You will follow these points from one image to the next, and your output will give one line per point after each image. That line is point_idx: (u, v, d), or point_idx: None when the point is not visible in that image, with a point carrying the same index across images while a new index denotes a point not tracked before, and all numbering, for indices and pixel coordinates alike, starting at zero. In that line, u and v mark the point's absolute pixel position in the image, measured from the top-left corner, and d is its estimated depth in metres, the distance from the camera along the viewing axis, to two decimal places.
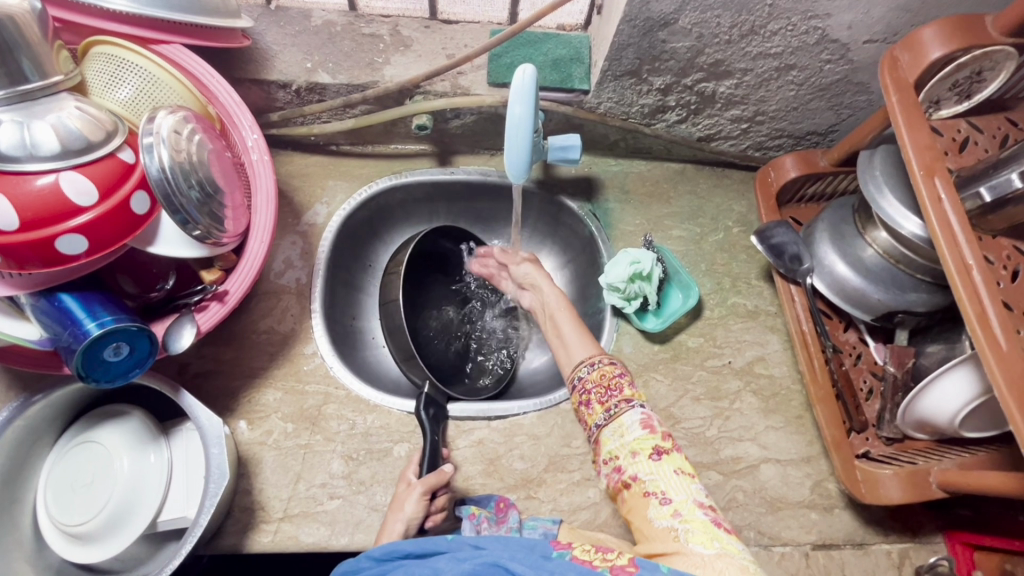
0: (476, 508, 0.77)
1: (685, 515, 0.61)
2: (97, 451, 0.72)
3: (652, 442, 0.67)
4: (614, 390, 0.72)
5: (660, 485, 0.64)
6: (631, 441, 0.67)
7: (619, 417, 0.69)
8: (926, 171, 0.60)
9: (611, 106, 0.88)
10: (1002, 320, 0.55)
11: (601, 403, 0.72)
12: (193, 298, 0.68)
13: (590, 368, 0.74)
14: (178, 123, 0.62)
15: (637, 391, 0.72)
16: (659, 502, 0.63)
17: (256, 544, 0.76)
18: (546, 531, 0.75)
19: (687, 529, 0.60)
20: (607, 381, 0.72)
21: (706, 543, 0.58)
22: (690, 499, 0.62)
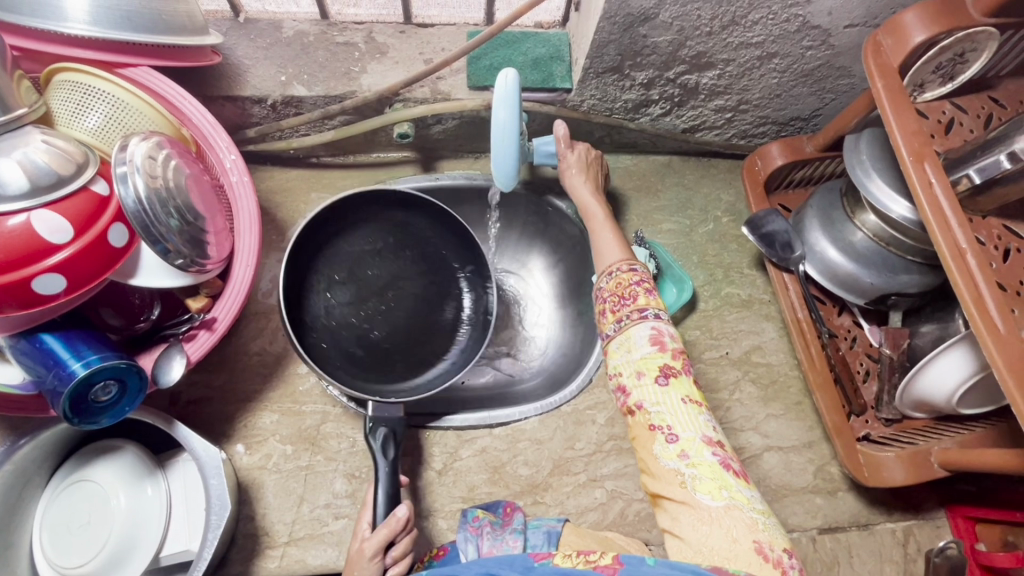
0: (482, 513, 0.73)
1: (692, 456, 0.58)
2: (92, 489, 0.70)
3: (661, 361, 0.63)
4: (628, 300, 0.67)
5: (666, 419, 0.60)
6: (637, 359, 0.64)
7: (628, 329, 0.65)
8: (915, 156, 0.60)
9: (594, 103, 0.87)
10: (998, 302, 0.56)
11: (613, 311, 0.68)
12: (181, 328, 0.66)
13: (608, 277, 0.70)
14: (152, 149, 0.60)
15: (653, 301, 0.67)
16: (665, 439, 0.59)
17: (262, 570, 0.75)
18: (550, 530, 0.71)
19: (694, 475, 0.57)
20: (623, 290, 0.68)
21: (715, 493, 0.56)
22: (698, 437, 0.59)
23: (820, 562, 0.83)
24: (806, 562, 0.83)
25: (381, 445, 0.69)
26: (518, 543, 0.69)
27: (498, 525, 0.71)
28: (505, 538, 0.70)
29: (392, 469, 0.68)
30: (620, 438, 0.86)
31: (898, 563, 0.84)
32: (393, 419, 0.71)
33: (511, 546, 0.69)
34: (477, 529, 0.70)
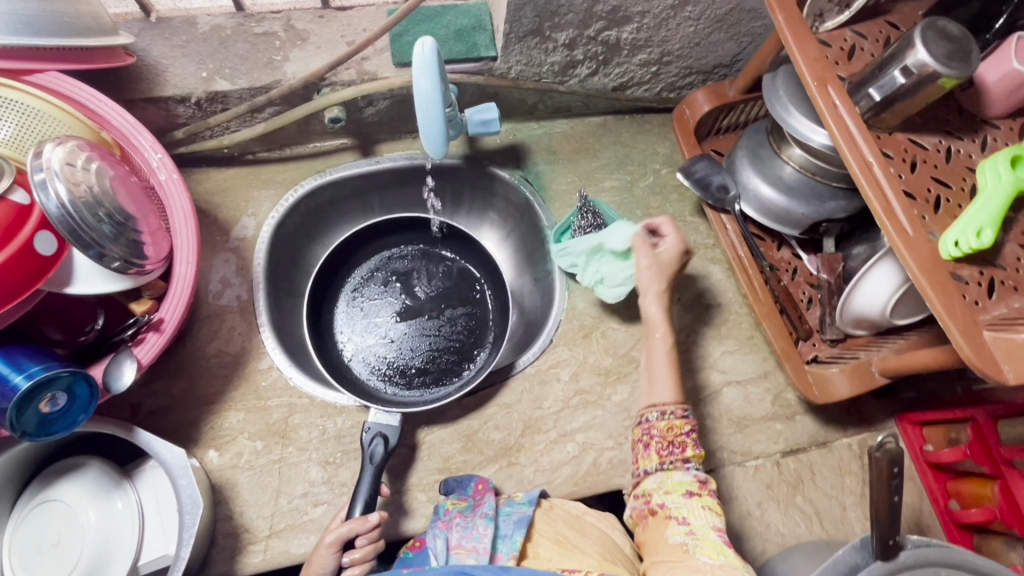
0: (452, 503, 0.78)
1: (699, 535, 0.67)
2: (58, 508, 0.69)
3: (688, 485, 0.71)
4: (676, 447, 0.74)
5: (683, 511, 0.69)
6: (670, 483, 0.72)
7: (671, 471, 0.73)
8: (819, 81, 0.63)
9: (522, 69, 0.88)
10: (905, 208, 0.60)
11: (660, 452, 0.74)
12: (128, 332, 0.65)
13: (659, 415, 0.76)
14: (70, 154, 0.58)
15: (698, 453, 0.74)
16: (677, 522, 0.68)
17: (247, 566, 0.76)
18: (521, 515, 0.75)
19: (697, 544, 0.66)
20: (672, 436, 0.75)
21: (713, 555, 0.64)
22: (708, 524, 0.68)
23: (785, 483, 0.88)
24: (772, 485, 0.88)
25: (370, 443, 0.78)
26: (487, 528, 0.72)
27: (468, 511, 0.75)
28: (475, 523, 0.73)
29: (376, 470, 0.76)
30: (585, 392, 0.88)
31: (857, 474, 0.89)
32: (387, 425, 0.79)
33: (481, 531, 0.72)
34: (447, 522, 0.74)
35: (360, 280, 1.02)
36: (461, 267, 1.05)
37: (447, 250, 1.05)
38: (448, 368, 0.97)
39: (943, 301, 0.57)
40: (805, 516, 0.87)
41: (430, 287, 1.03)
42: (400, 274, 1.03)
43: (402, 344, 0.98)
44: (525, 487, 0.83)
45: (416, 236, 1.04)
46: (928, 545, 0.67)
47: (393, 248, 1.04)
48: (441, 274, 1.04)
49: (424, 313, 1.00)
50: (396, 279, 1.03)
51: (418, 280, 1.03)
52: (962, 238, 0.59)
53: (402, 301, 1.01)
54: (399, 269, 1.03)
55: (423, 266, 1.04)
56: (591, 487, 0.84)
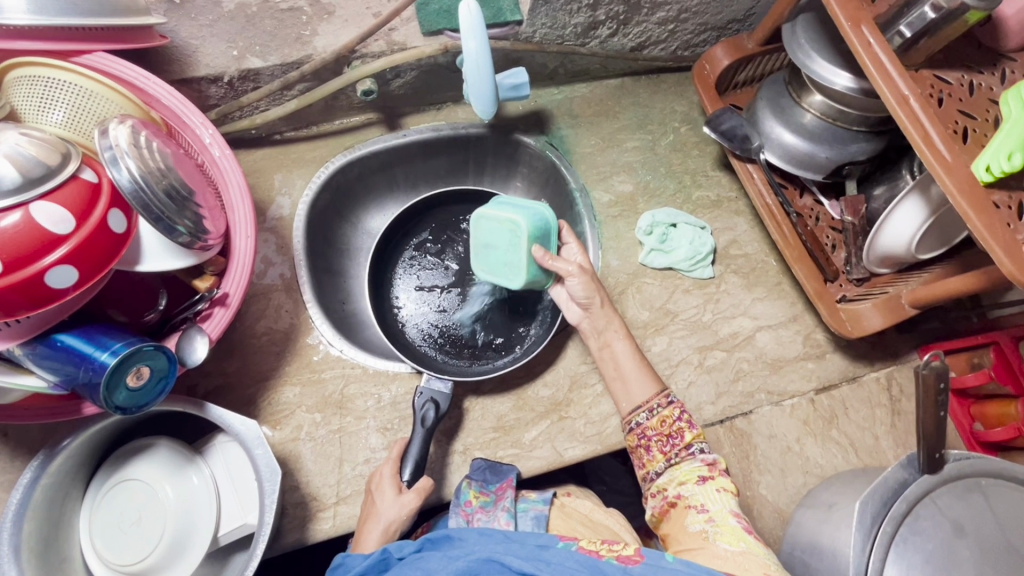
0: (474, 492, 0.78)
1: (718, 521, 0.69)
2: (135, 488, 0.70)
3: (699, 471, 0.74)
4: (676, 437, 0.77)
5: (699, 499, 0.71)
6: (680, 474, 0.74)
7: (679, 464, 0.75)
8: (852, 21, 0.66)
9: (546, 32, 0.89)
10: (942, 136, 0.63)
11: (662, 449, 0.77)
12: (195, 308, 0.66)
13: (649, 414, 0.78)
14: (132, 132, 0.59)
15: (696, 434, 0.77)
16: (696, 512, 0.70)
17: (319, 533, 0.78)
18: (538, 512, 0.80)
19: (716, 530, 0.68)
20: (668, 428, 0.77)
21: (733, 542, 0.66)
22: (725, 509, 0.70)
23: (820, 418, 0.92)
24: (809, 421, 0.92)
25: (423, 407, 0.79)
26: (509, 524, 0.75)
27: (490, 505, 0.77)
28: (496, 518, 0.76)
29: (427, 433, 0.78)
30: None
31: (886, 405, 0.94)
32: (439, 391, 0.80)
33: (503, 525, 0.75)
34: (469, 514, 0.76)
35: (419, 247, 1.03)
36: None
37: None
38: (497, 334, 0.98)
39: (983, 221, 0.60)
40: (840, 448, 0.91)
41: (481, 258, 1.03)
42: (455, 245, 1.04)
43: (454, 311, 1.00)
44: (577, 440, 0.86)
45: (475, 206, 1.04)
46: (968, 458, 0.73)
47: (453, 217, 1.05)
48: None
49: (475, 286, 1.01)
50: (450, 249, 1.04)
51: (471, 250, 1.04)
52: (994, 163, 0.63)
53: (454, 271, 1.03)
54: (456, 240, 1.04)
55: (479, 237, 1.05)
56: None
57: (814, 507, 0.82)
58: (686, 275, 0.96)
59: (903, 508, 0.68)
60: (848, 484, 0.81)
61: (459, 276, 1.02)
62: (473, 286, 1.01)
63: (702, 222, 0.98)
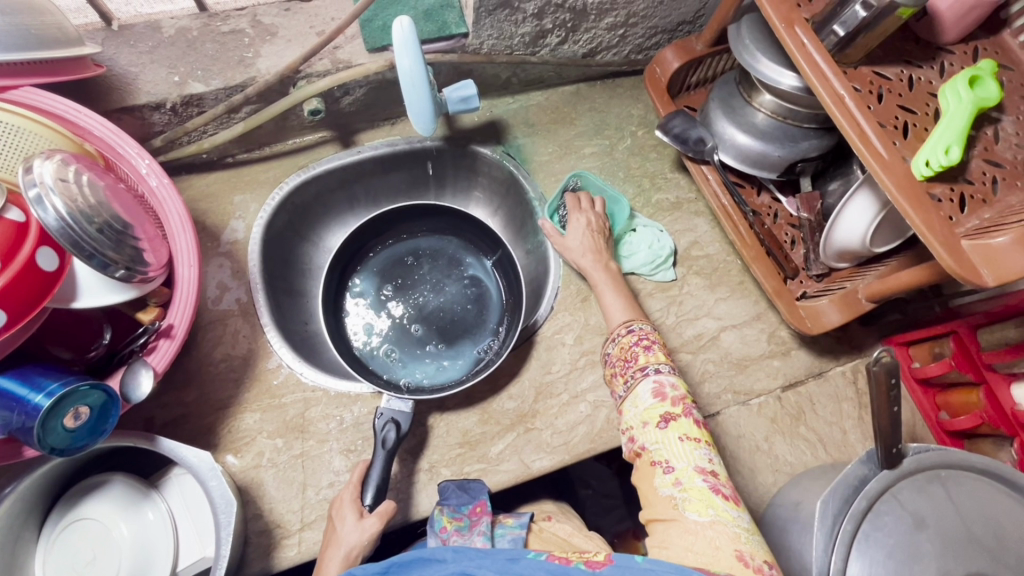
0: (448, 518, 0.75)
1: (685, 483, 0.67)
2: (89, 527, 0.69)
3: (662, 409, 0.73)
4: (632, 361, 0.77)
5: (665, 454, 0.70)
6: (643, 411, 0.73)
7: (635, 388, 0.75)
8: (786, 23, 0.66)
9: (494, 43, 0.89)
10: (877, 133, 0.63)
11: (622, 374, 0.78)
12: (139, 341, 0.65)
13: (613, 344, 0.81)
14: (60, 168, 0.57)
15: (653, 357, 0.77)
16: (663, 471, 0.69)
17: (284, 560, 0.77)
18: (515, 536, 0.78)
19: (685, 497, 0.66)
20: (627, 354, 0.78)
21: (702, 511, 0.65)
22: (691, 466, 0.69)
23: (788, 415, 0.92)
24: (776, 419, 0.92)
25: (383, 428, 0.78)
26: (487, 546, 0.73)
27: (466, 529, 0.74)
28: (473, 541, 0.73)
29: (388, 455, 0.77)
30: (591, 352, 0.91)
31: (853, 399, 0.94)
32: (399, 411, 0.79)
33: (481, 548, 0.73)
34: (446, 540, 0.73)
35: (375, 267, 1.05)
36: (471, 254, 1.06)
37: (449, 232, 1.07)
38: (456, 348, 0.99)
39: (921, 216, 0.60)
40: (809, 444, 0.91)
41: (437, 273, 1.05)
42: (410, 262, 1.06)
43: (412, 328, 1.01)
44: (545, 451, 0.85)
45: (431, 222, 1.06)
46: (927, 451, 0.73)
47: (409, 234, 1.06)
48: (451, 261, 1.06)
49: (433, 301, 1.03)
50: (406, 266, 1.05)
51: (426, 266, 1.06)
52: (933, 157, 0.64)
53: (410, 287, 1.04)
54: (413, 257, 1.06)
55: (434, 253, 1.07)
56: (608, 442, 0.86)
57: (783, 506, 0.82)
58: (648, 279, 0.96)
59: (864, 504, 0.68)
60: (815, 480, 0.81)
61: (416, 291, 1.04)
62: (430, 302, 1.03)
63: (662, 224, 0.99)
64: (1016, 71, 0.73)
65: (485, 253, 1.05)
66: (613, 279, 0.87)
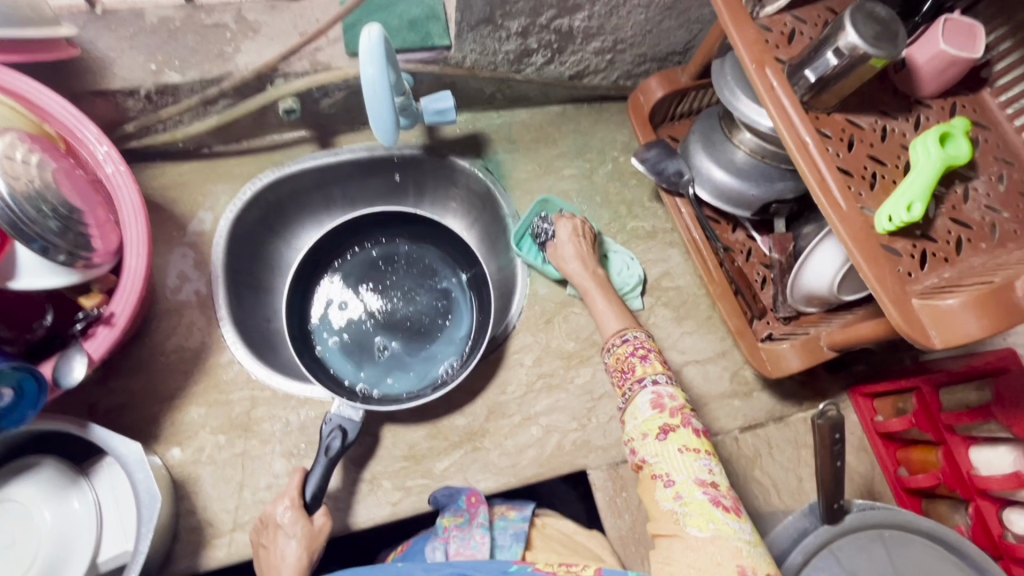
0: (448, 518, 0.78)
1: (685, 497, 0.65)
2: (11, 510, 0.68)
3: (660, 421, 0.70)
4: (628, 372, 0.76)
5: (665, 467, 0.68)
6: (642, 422, 0.71)
7: (633, 400, 0.73)
8: (756, 63, 0.66)
9: (477, 58, 0.89)
10: (838, 181, 0.62)
11: (619, 385, 0.77)
12: (78, 327, 0.64)
13: (608, 353, 0.80)
14: (12, 146, 0.59)
15: (650, 367, 0.75)
16: (663, 485, 0.67)
17: (212, 560, 0.76)
18: (516, 530, 0.79)
19: (686, 511, 0.64)
20: (623, 364, 0.77)
21: (702, 525, 0.63)
22: (691, 479, 0.66)
23: (744, 457, 0.91)
24: (731, 460, 0.90)
25: (329, 435, 0.76)
26: (486, 537, 0.75)
27: (464, 524, 0.77)
28: (473, 534, 0.75)
29: (331, 462, 0.75)
30: (549, 375, 0.90)
31: (811, 446, 0.92)
32: (348, 419, 0.77)
33: (481, 540, 0.75)
34: (448, 538, 0.76)
35: (349, 268, 1.04)
36: (447, 266, 1.05)
37: (428, 242, 1.05)
38: (417, 357, 1.00)
39: (874, 269, 0.60)
40: (762, 489, 0.90)
41: (410, 280, 1.05)
42: (384, 267, 1.05)
43: (376, 332, 1.01)
44: (490, 471, 0.85)
45: (410, 229, 1.05)
46: (872, 508, 0.71)
47: (387, 238, 1.06)
48: (426, 270, 1.05)
49: (403, 308, 1.03)
50: (379, 270, 1.05)
51: (400, 272, 1.05)
52: (895, 213, 0.62)
53: (382, 292, 1.04)
54: (388, 263, 1.05)
55: (411, 260, 1.06)
56: (555, 469, 0.86)
57: None
58: None
59: (800, 558, 0.68)
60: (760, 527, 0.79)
61: (386, 297, 1.04)
62: (399, 309, 1.03)
63: (635, 253, 0.98)
64: (991, 130, 0.72)
65: (461, 267, 1.03)
66: (602, 285, 0.87)
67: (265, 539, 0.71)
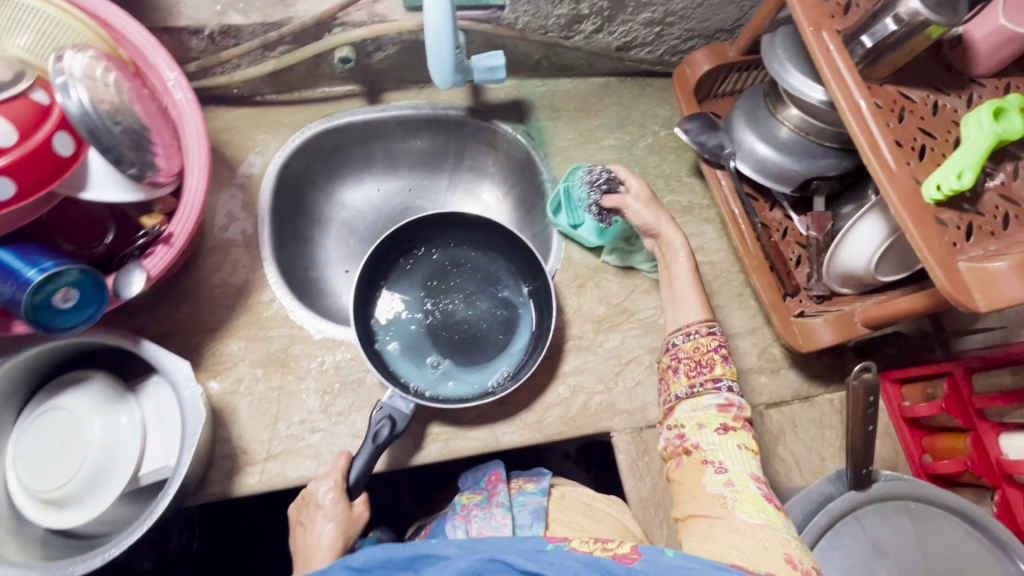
0: (467, 496, 0.85)
1: (738, 484, 0.67)
2: (62, 418, 0.71)
3: (721, 418, 0.72)
4: (704, 367, 0.76)
5: (719, 455, 0.69)
6: (701, 414, 0.73)
7: (700, 394, 0.74)
8: (814, 26, 0.67)
9: (529, 20, 0.93)
10: (889, 146, 0.63)
11: (689, 375, 0.76)
12: (139, 242, 0.68)
13: (686, 337, 0.78)
14: (91, 63, 0.60)
15: (728, 370, 0.75)
16: (714, 470, 0.68)
17: (244, 486, 0.78)
18: (535, 505, 0.83)
19: (736, 497, 0.66)
20: (700, 355, 0.76)
21: (753, 513, 0.65)
22: (745, 472, 0.68)
23: (767, 433, 0.91)
24: (754, 433, 0.90)
25: (379, 423, 0.77)
26: (505, 515, 0.80)
27: (484, 502, 0.83)
28: (492, 512, 0.81)
29: (377, 450, 0.76)
30: (579, 338, 0.91)
31: (836, 427, 0.92)
32: (398, 410, 0.78)
33: (499, 519, 0.80)
34: (467, 515, 0.82)
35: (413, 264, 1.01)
36: (512, 276, 0.99)
37: (497, 250, 1.00)
38: (470, 364, 0.95)
39: (922, 232, 0.60)
40: (785, 465, 0.90)
41: (472, 284, 1.00)
42: (449, 268, 1.01)
43: (433, 331, 0.97)
44: (516, 425, 0.86)
45: (480, 234, 1.00)
46: (899, 480, 0.71)
47: (456, 240, 1.01)
48: (490, 277, 1.00)
49: (463, 312, 0.99)
50: (443, 270, 1.01)
51: (464, 276, 1.01)
52: (944, 181, 0.62)
53: (442, 292, 1.00)
54: (452, 264, 1.01)
55: (476, 266, 1.01)
56: (579, 428, 0.87)
57: None
58: (649, 276, 0.95)
59: (824, 521, 0.68)
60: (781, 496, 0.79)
61: (447, 297, 1.00)
62: (458, 312, 0.99)
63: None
64: None
65: (525, 279, 0.98)
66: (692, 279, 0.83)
67: (304, 517, 0.73)
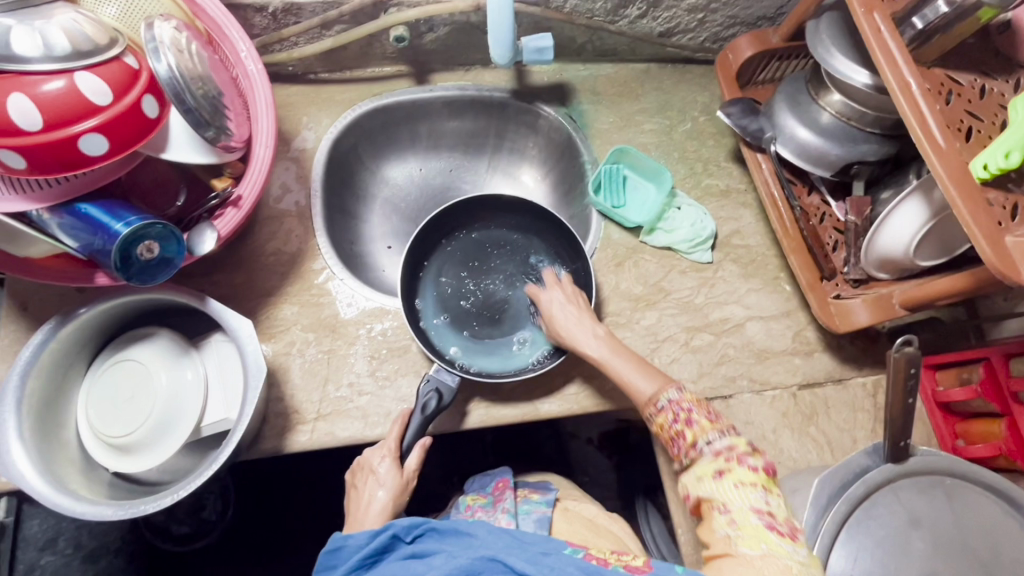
0: (474, 498, 0.86)
1: (740, 522, 0.62)
2: (133, 369, 0.75)
3: (715, 464, 0.68)
4: (678, 439, 0.71)
5: (719, 497, 0.65)
6: (696, 468, 0.69)
7: (692, 461, 0.70)
8: (866, 7, 0.68)
9: (577, 4, 0.95)
10: (938, 124, 0.64)
11: (674, 453, 0.72)
12: (211, 203, 0.72)
13: (650, 422, 0.75)
14: (177, 32, 0.64)
15: (701, 427, 0.70)
16: (718, 513, 0.64)
17: (295, 443, 0.82)
18: (540, 514, 0.82)
19: (739, 534, 0.61)
20: (669, 431, 0.72)
21: (754, 545, 0.60)
22: (747, 507, 0.63)
23: (800, 414, 0.92)
24: (788, 414, 0.92)
25: (426, 394, 0.80)
26: (508, 522, 0.80)
27: (490, 506, 0.83)
28: (497, 516, 0.81)
29: (425, 421, 0.79)
30: (616, 315, 0.94)
31: (869, 410, 0.93)
32: (445, 384, 0.80)
33: (503, 524, 0.80)
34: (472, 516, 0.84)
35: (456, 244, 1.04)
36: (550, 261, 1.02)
37: (536, 233, 1.03)
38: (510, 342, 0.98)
39: (969, 208, 0.62)
40: (817, 446, 0.91)
41: (512, 266, 1.03)
42: (490, 248, 1.04)
43: (474, 310, 1.00)
44: (553, 397, 0.89)
45: (521, 217, 1.03)
46: (936, 455, 0.73)
47: (498, 223, 1.04)
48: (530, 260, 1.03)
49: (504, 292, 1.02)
50: (485, 251, 1.04)
51: (504, 257, 1.04)
52: (991, 161, 0.63)
53: (483, 273, 1.03)
54: (494, 245, 1.04)
55: (517, 248, 1.04)
56: (615, 402, 0.89)
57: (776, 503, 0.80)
58: (685, 257, 0.97)
59: (860, 492, 0.70)
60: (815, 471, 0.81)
61: (488, 278, 1.03)
62: (499, 292, 1.02)
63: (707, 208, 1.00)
64: None
65: (563, 263, 1.00)
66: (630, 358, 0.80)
67: (359, 480, 0.78)
